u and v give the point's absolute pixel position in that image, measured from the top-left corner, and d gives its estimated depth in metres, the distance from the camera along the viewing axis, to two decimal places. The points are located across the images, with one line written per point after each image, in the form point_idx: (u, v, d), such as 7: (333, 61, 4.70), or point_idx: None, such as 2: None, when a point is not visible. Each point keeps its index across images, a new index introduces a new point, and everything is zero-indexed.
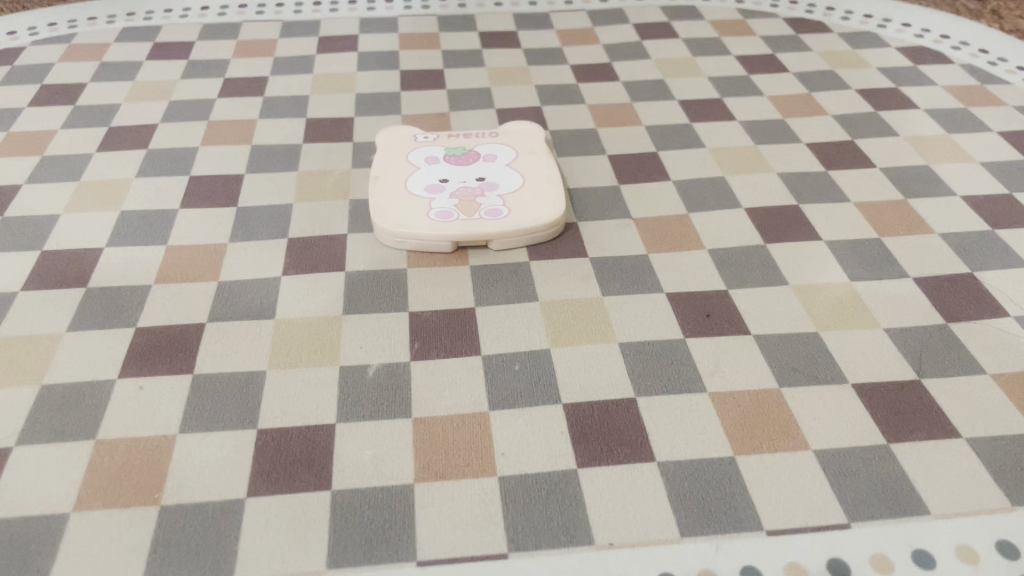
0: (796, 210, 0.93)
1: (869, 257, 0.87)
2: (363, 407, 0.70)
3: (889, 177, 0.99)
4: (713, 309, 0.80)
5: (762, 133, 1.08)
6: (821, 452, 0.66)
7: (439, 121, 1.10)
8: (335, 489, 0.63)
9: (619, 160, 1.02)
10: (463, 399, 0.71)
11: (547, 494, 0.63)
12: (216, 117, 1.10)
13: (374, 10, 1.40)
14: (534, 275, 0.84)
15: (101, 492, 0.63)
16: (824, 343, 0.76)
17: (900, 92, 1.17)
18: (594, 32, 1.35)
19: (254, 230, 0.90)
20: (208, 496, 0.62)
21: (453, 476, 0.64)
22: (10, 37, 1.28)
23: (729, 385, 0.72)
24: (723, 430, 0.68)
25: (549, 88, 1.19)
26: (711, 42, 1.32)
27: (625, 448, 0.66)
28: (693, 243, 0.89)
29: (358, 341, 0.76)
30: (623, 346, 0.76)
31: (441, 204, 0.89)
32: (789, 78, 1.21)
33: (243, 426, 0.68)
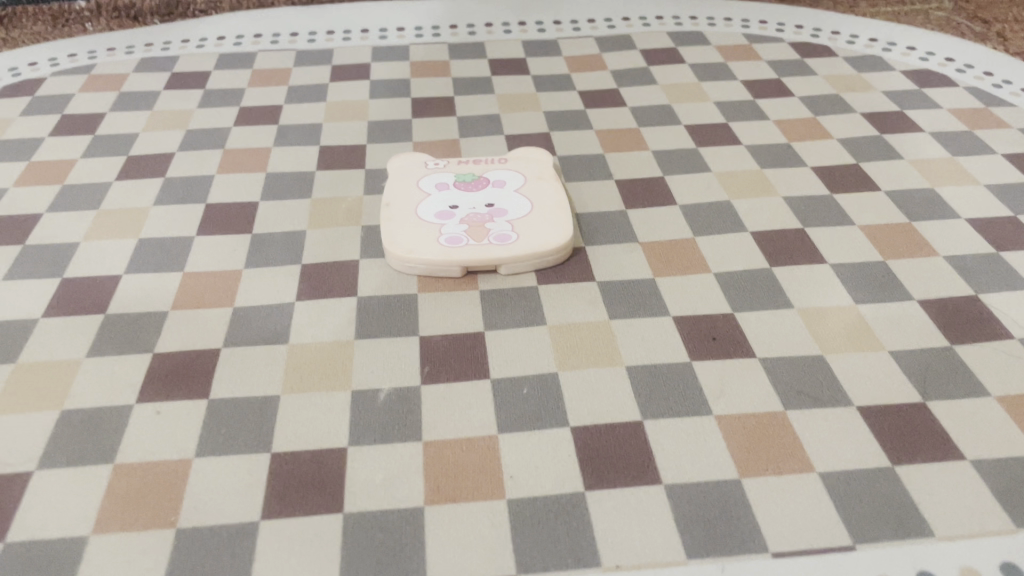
0: (801, 233, 0.95)
1: (873, 279, 0.88)
2: (374, 430, 0.71)
3: (893, 199, 1.00)
4: (719, 332, 0.81)
5: (767, 156, 1.09)
6: (825, 473, 0.67)
7: (449, 148, 1.13)
8: (347, 511, 0.65)
9: (626, 184, 1.04)
10: (472, 422, 0.72)
11: (555, 516, 0.64)
12: (232, 145, 1.12)
13: (386, 39, 1.43)
14: (542, 299, 0.86)
15: (119, 514, 0.64)
16: (829, 365, 0.77)
17: (905, 115, 1.18)
18: (601, 58, 1.37)
19: (269, 257, 0.91)
20: (222, 518, 0.64)
21: (463, 498, 0.66)
22: (31, 68, 1.31)
23: (734, 408, 0.73)
24: (729, 452, 0.69)
25: (557, 114, 1.21)
26: (717, 67, 1.33)
27: (631, 471, 0.68)
28: (698, 266, 0.90)
29: (370, 365, 0.78)
30: (630, 369, 0.77)
31: (451, 229, 0.91)
32: (795, 102, 1.23)
33: (257, 450, 0.69)
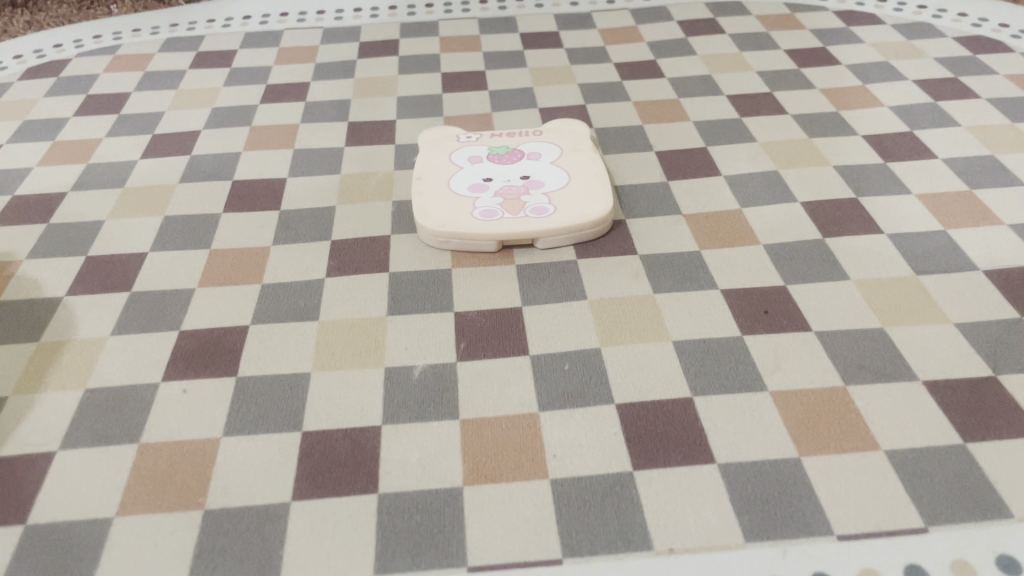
0: (854, 203, 0.90)
1: (933, 248, 0.83)
2: (408, 409, 0.68)
3: (951, 167, 0.95)
4: (771, 305, 0.77)
5: (815, 125, 1.04)
6: (892, 451, 0.63)
7: (482, 121, 1.09)
8: (382, 492, 0.61)
9: (667, 155, 1.00)
10: (512, 400, 0.68)
11: (603, 497, 0.60)
12: (259, 122, 1.09)
13: (414, 15, 1.39)
14: (582, 273, 0.82)
15: (146, 496, 0.61)
16: (890, 337, 0.73)
17: (960, 82, 1.12)
18: (638, 30, 1.32)
19: (298, 233, 0.88)
20: (251, 500, 0.61)
21: (505, 478, 0.62)
22: (56, 49, 1.30)
23: (791, 383, 0.69)
24: (788, 430, 0.65)
25: (592, 87, 1.16)
26: (759, 36, 1.28)
27: (681, 450, 0.63)
28: (746, 238, 0.85)
29: (404, 343, 0.74)
30: (677, 343, 0.73)
31: (485, 203, 0.87)
32: (842, 70, 1.17)
33: (288, 429, 0.66)
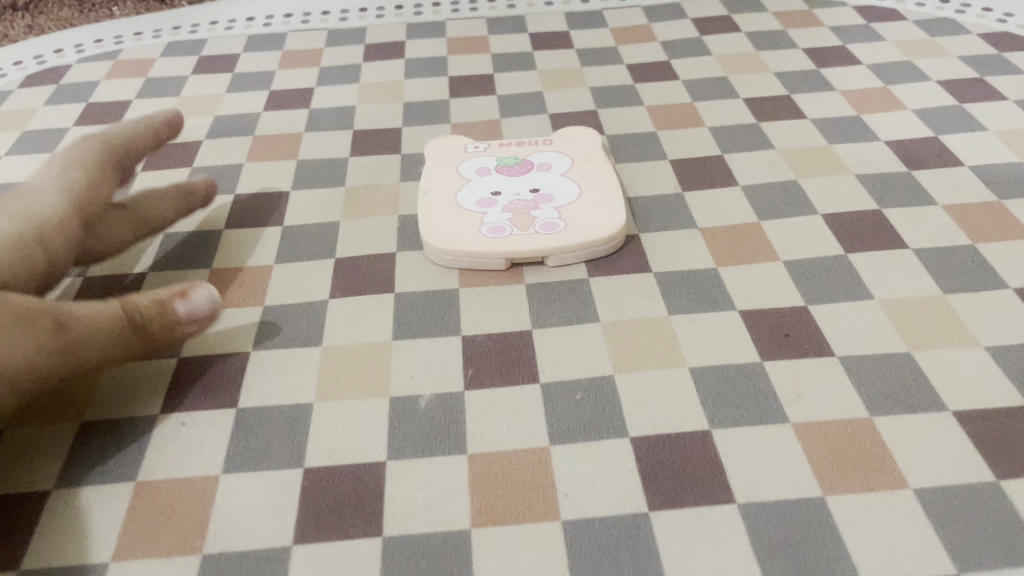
0: (877, 215, 0.86)
1: (960, 265, 0.79)
2: (414, 443, 0.65)
3: (978, 175, 0.91)
4: (791, 328, 0.73)
5: (835, 130, 1.00)
6: (921, 490, 0.60)
7: (491, 128, 1.06)
8: (387, 536, 0.59)
9: (682, 164, 0.96)
10: (522, 433, 0.66)
11: (617, 541, 0.58)
12: (262, 132, 1.06)
13: (421, 15, 1.36)
14: (595, 293, 0.79)
15: (142, 539, 0.59)
16: (916, 364, 0.69)
17: (986, 83, 1.08)
18: (650, 29, 1.28)
19: (300, 251, 0.86)
20: (251, 543, 0.58)
21: (515, 520, 0.59)
22: (56, 55, 1.27)
23: (813, 415, 0.66)
24: (811, 467, 0.62)
25: (604, 90, 1.13)
26: (776, 35, 1.24)
27: (699, 489, 0.61)
28: (765, 254, 0.82)
29: (410, 370, 0.72)
30: (694, 371, 0.70)
31: (493, 218, 0.84)
32: (863, 70, 1.13)
33: (289, 465, 0.64)
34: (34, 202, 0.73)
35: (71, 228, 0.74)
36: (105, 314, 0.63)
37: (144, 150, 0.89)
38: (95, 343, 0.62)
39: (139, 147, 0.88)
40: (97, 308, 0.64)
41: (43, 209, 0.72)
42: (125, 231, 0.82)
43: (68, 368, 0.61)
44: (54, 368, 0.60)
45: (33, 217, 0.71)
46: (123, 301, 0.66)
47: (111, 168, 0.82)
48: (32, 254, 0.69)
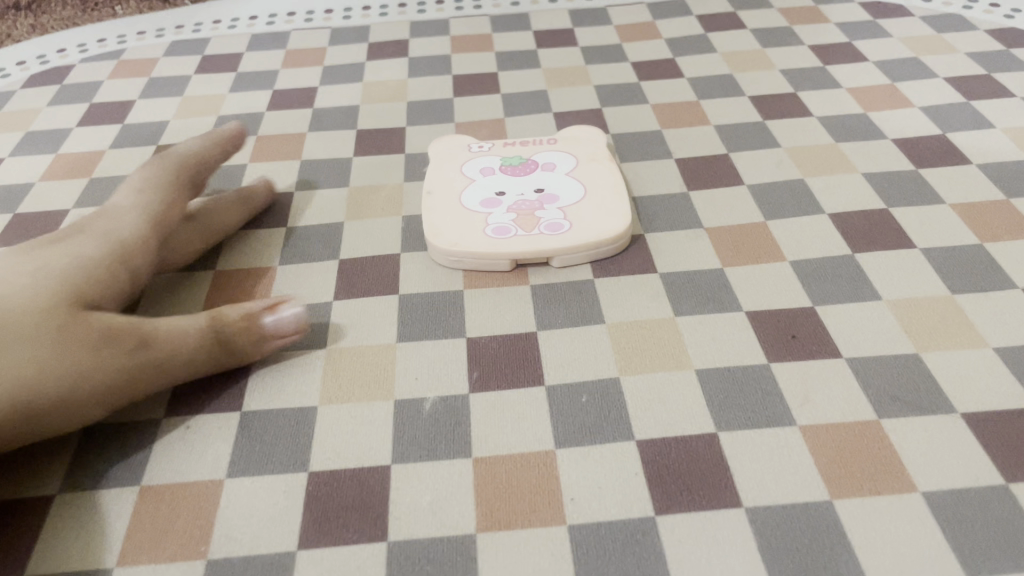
0: (884, 215, 0.85)
1: (968, 265, 0.79)
2: (419, 446, 0.65)
3: (987, 173, 0.91)
4: (798, 329, 0.73)
5: (842, 128, 1.00)
6: (929, 494, 0.59)
7: (495, 127, 1.05)
8: (391, 540, 0.58)
9: (687, 163, 0.96)
10: (527, 436, 0.65)
11: (623, 546, 0.57)
12: (265, 131, 1.06)
13: (425, 13, 1.35)
14: (600, 294, 0.78)
15: (147, 544, 0.59)
16: (925, 365, 0.69)
17: (994, 79, 1.07)
18: (655, 26, 1.28)
19: (304, 252, 0.85)
20: (256, 548, 0.58)
21: (520, 524, 0.59)
22: (60, 55, 1.27)
23: (821, 417, 0.65)
24: (818, 470, 0.61)
25: (609, 88, 1.12)
26: (782, 32, 1.23)
27: (706, 493, 0.60)
28: (771, 254, 0.82)
29: (414, 372, 0.71)
30: (700, 373, 0.69)
31: (498, 218, 0.84)
32: (869, 67, 1.12)
33: (293, 469, 0.64)
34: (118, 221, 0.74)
35: (152, 252, 0.74)
36: (195, 328, 0.66)
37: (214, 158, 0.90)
38: (185, 357, 0.65)
39: (208, 162, 0.88)
40: (187, 323, 0.66)
41: (129, 230, 0.73)
42: (197, 242, 0.83)
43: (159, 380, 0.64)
44: (147, 381, 0.63)
45: (120, 240, 0.71)
46: (212, 314, 0.68)
47: (185, 185, 0.83)
48: (122, 276, 0.69)
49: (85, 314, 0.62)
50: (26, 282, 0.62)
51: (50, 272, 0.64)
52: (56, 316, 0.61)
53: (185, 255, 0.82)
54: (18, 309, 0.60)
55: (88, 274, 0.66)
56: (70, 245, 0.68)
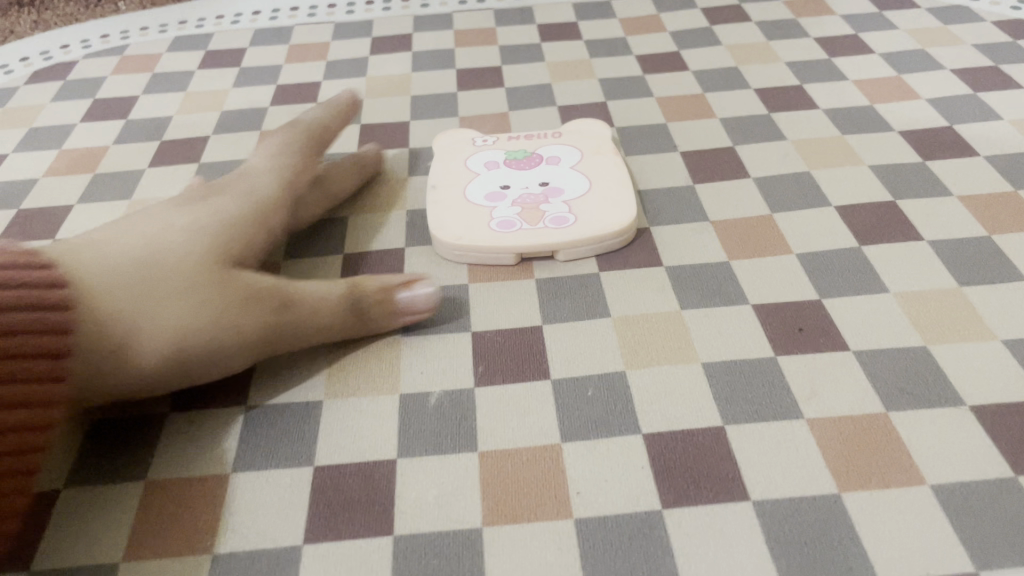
0: (891, 207, 0.85)
1: (976, 257, 0.78)
2: (424, 440, 0.65)
3: (994, 164, 0.90)
4: (805, 322, 0.73)
5: (848, 121, 0.99)
6: (938, 486, 0.59)
7: (499, 121, 1.05)
8: (397, 535, 0.58)
9: (692, 156, 0.95)
10: (532, 430, 0.65)
11: (630, 539, 0.57)
12: (269, 126, 1.06)
13: (428, 7, 1.35)
14: (605, 287, 0.78)
15: (152, 539, 0.59)
16: (933, 358, 0.69)
17: (1001, 71, 1.06)
18: (659, 19, 1.27)
19: (309, 247, 0.85)
20: (262, 543, 0.58)
21: (527, 518, 0.59)
22: (63, 51, 1.27)
23: (828, 410, 0.65)
24: (826, 463, 0.61)
25: (614, 81, 1.12)
26: (787, 24, 1.23)
27: (713, 486, 0.60)
28: (778, 247, 0.81)
29: (419, 366, 0.71)
30: (707, 367, 0.69)
31: (503, 212, 0.84)
32: (875, 59, 1.12)
33: (299, 464, 0.63)
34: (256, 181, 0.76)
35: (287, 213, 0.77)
36: (335, 296, 0.69)
37: (333, 124, 0.92)
38: (322, 322, 0.67)
39: (329, 128, 0.91)
40: (328, 289, 0.69)
41: (267, 189, 0.76)
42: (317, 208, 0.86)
43: (296, 340, 0.67)
44: (285, 341, 0.66)
45: (261, 198, 0.74)
46: (353, 284, 0.71)
47: (312, 156, 0.85)
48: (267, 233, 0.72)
49: (238, 271, 0.64)
50: (182, 237, 0.65)
51: (203, 228, 0.67)
52: (210, 271, 0.63)
53: (304, 225, 0.86)
54: (176, 262, 0.62)
55: (237, 232, 0.68)
56: (214, 202, 0.71)
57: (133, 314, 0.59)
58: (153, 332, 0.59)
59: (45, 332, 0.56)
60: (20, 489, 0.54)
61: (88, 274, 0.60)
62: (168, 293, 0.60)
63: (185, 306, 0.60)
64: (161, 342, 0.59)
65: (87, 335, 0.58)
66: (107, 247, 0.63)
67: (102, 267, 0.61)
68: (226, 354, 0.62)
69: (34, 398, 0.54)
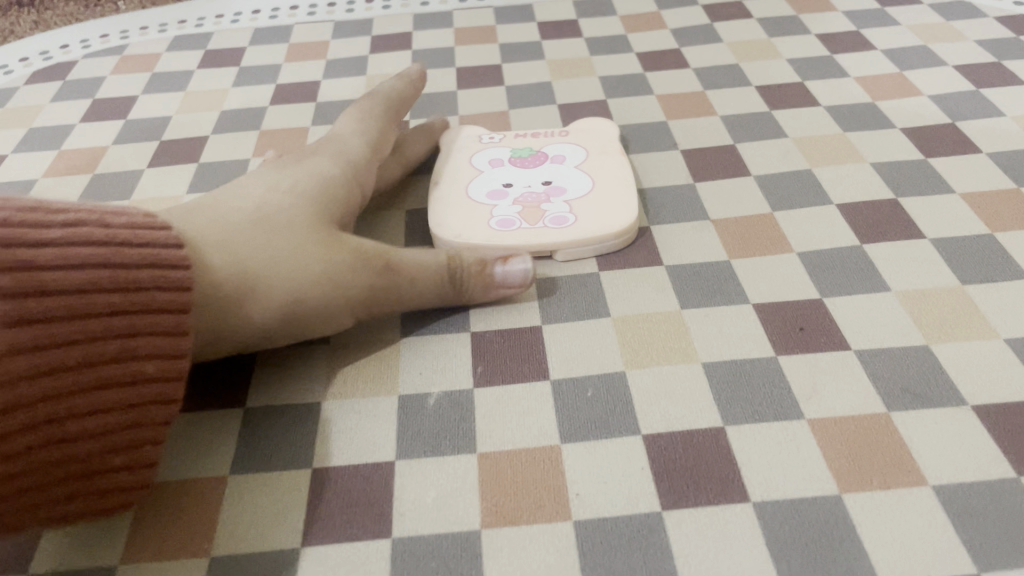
0: (893, 205, 0.84)
1: (979, 255, 0.78)
2: (423, 442, 0.64)
3: (997, 161, 0.89)
4: (806, 321, 0.72)
5: (849, 118, 0.99)
6: (940, 487, 0.59)
7: (499, 119, 1.04)
8: (396, 537, 0.58)
9: (693, 154, 0.95)
10: (532, 431, 0.65)
11: (630, 541, 0.57)
12: (268, 126, 1.06)
13: (428, 6, 1.34)
14: (605, 287, 0.78)
15: (150, 542, 0.59)
16: (935, 357, 0.68)
17: (1003, 67, 1.06)
18: (660, 16, 1.27)
19: None
20: (259, 545, 0.58)
21: (525, 520, 0.59)
22: (63, 50, 1.26)
23: (829, 411, 0.64)
24: (827, 464, 0.61)
25: (614, 79, 1.11)
26: (788, 21, 1.22)
27: (713, 487, 0.59)
28: (778, 246, 0.81)
29: (418, 367, 0.71)
30: (707, 367, 0.69)
31: (503, 211, 0.83)
32: (877, 55, 1.11)
33: (297, 465, 0.63)
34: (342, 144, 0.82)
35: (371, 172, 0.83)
36: (430, 267, 0.72)
37: (409, 91, 0.98)
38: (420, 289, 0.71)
39: (405, 95, 0.96)
40: (426, 260, 0.72)
41: (353, 151, 0.81)
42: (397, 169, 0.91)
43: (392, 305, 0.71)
44: (386, 304, 0.70)
45: (350, 162, 0.80)
46: (450, 256, 0.74)
47: (389, 131, 0.90)
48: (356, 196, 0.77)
49: (343, 238, 0.69)
50: (289, 203, 0.70)
51: (308, 194, 0.71)
52: (317, 236, 0.67)
53: (381, 188, 0.89)
54: (287, 225, 0.67)
55: (335, 202, 0.73)
56: (311, 171, 0.75)
57: (251, 270, 0.64)
58: (269, 288, 0.64)
59: (179, 289, 0.58)
60: (158, 439, 0.56)
61: (207, 235, 0.65)
62: (282, 254, 0.65)
63: (297, 266, 0.65)
64: (276, 299, 0.64)
65: (210, 289, 0.62)
66: (222, 211, 0.68)
67: (222, 226, 0.66)
68: (334, 314, 0.67)
69: (169, 348, 0.57)
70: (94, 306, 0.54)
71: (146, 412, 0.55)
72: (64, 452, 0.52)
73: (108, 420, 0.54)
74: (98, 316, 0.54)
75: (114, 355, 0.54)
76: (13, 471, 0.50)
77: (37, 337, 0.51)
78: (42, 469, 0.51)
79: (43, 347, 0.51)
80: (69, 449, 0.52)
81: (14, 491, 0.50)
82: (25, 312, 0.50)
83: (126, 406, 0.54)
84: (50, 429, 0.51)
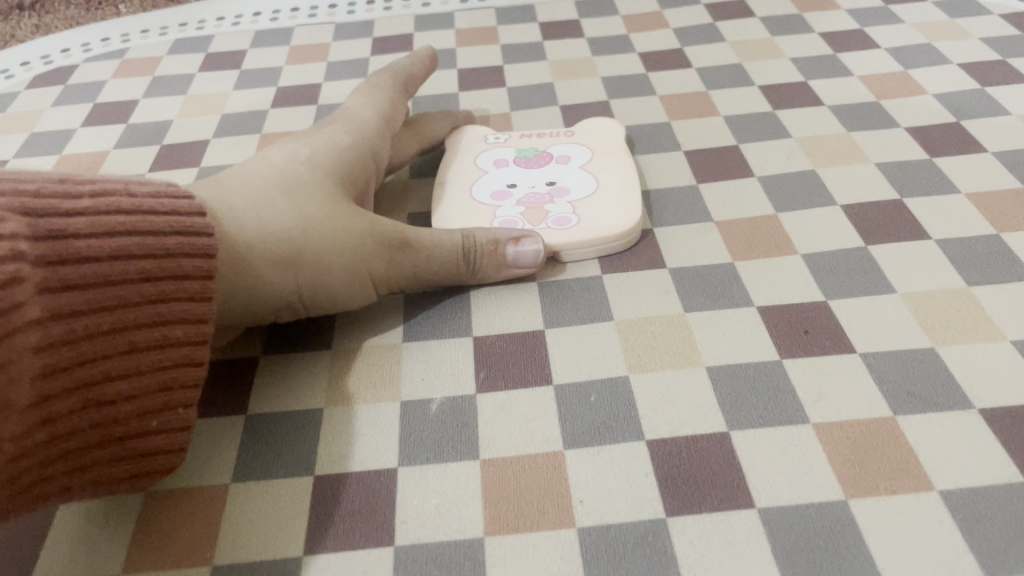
0: (898, 205, 0.84)
1: (985, 256, 0.77)
2: (425, 448, 0.64)
3: (1002, 161, 0.89)
4: (811, 324, 0.72)
5: (853, 117, 0.98)
6: (946, 492, 0.58)
7: (501, 121, 1.04)
8: (398, 545, 0.58)
9: (696, 155, 0.94)
10: (535, 437, 0.64)
11: (633, 548, 0.56)
12: (270, 129, 1.05)
13: (429, 6, 1.34)
14: (608, 290, 0.77)
15: (152, 550, 0.58)
16: (941, 360, 0.67)
17: (1008, 65, 1.05)
18: (662, 16, 1.26)
19: None
20: (261, 553, 0.58)
21: (528, 527, 0.58)
22: (64, 54, 1.26)
23: (834, 415, 0.64)
24: (833, 469, 0.60)
25: (616, 80, 1.11)
26: (791, 20, 1.21)
27: (718, 493, 0.59)
28: (783, 247, 0.80)
29: (421, 373, 0.70)
30: (712, 371, 0.68)
31: (507, 212, 0.83)
32: (881, 54, 1.10)
33: (299, 473, 0.63)
34: (357, 115, 0.85)
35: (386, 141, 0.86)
36: (443, 244, 0.73)
37: (424, 69, 1.01)
38: (434, 257, 0.73)
39: (419, 72, 0.99)
40: (439, 238, 0.74)
41: (367, 124, 0.84)
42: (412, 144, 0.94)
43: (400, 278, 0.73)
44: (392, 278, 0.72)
45: (364, 134, 0.82)
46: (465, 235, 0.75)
47: (402, 106, 0.93)
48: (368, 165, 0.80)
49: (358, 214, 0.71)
50: (308, 172, 0.72)
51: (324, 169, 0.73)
52: (331, 210, 0.69)
53: (394, 164, 0.92)
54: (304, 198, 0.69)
55: (349, 174, 0.76)
56: (327, 140, 0.78)
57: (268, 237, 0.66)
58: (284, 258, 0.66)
59: (205, 256, 0.59)
60: (190, 401, 0.57)
61: (225, 199, 0.68)
62: (299, 222, 0.67)
63: (310, 230, 0.67)
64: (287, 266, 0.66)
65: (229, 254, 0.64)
66: (240, 178, 0.71)
67: (242, 196, 0.69)
68: (344, 286, 0.69)
69: (197, 313, 0.58)
70: (125, 271, 0.54)
71: (178, 375, 0.56)
72: (97, 416, 0.52)
73: (143, 383, 0.54)
74: (131, 282, 0.54)
75: (143, 320, 0.55)
76: (55, 432, 0.50)
77: (76, 302, 0.51)
78: (80, 432, 0.52)
79: (83, 309, 0.51)
80: (103, 413, 0.53)
81: (58, 453, 0.51)
82: (64, 277, 0.51)
83: (158, 370, 0.55)
84: (90, 391, 0.52)
